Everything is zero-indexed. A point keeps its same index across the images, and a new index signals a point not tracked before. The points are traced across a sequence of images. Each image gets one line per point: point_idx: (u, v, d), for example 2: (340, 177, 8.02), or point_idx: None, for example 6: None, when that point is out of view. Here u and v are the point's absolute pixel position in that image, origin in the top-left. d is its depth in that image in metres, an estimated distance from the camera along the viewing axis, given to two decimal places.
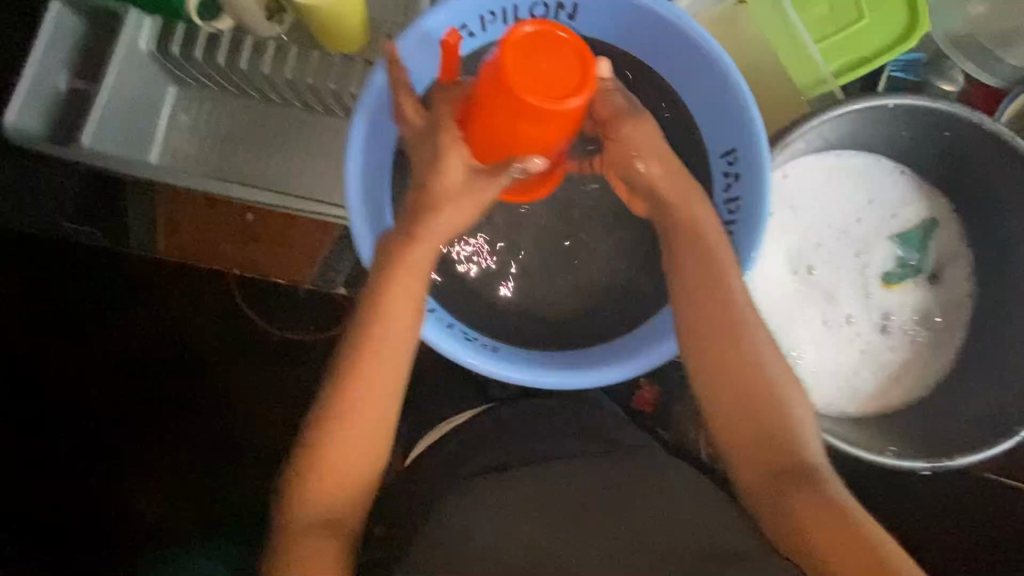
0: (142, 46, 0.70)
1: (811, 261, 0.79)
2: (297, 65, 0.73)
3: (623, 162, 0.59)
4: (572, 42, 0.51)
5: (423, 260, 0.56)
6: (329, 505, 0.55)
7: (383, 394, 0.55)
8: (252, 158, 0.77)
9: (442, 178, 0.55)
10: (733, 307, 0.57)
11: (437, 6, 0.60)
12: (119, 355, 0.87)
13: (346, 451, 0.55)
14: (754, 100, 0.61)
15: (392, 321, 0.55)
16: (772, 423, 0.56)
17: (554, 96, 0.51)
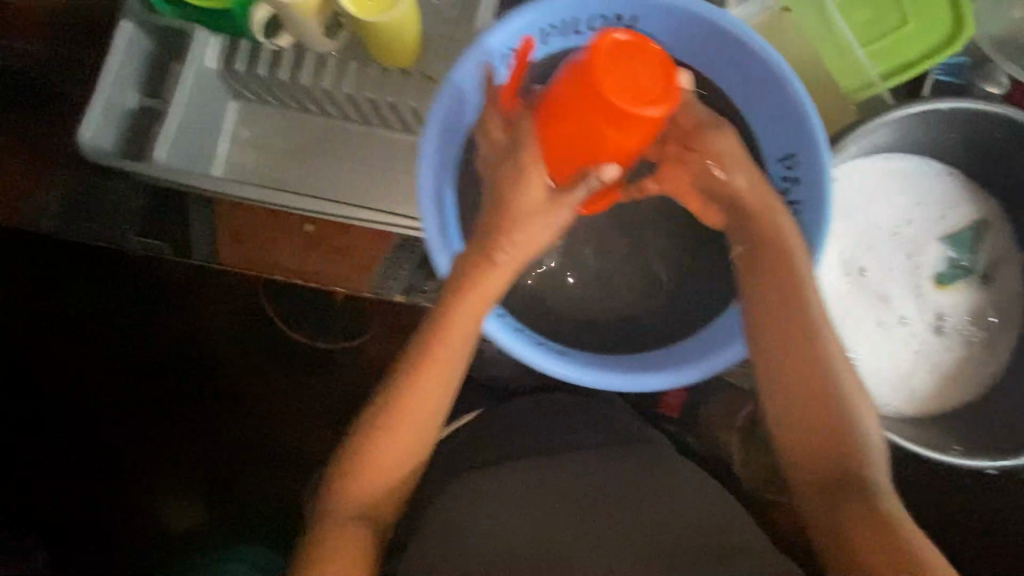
0: (211, 65, 0.73)
1: (863, 263, 0.75)
2: (355, 80, 0.76)
3: (704, 175, 0.61)
4: (659, 55, 0.54)
5: (495, 284, 0.58)
6: (369, 493, 0.61)
7: (434, 403, 0.60)
8: (306, 170, 0.79)
9: (524, 194, 0.57)
10: (803, 318, 0.57)
11: (500, 23, 0.62)
12: (194, 357, 0.99)
13: (394, 449, 0.60)
14: (814, 105, 0.60)
15: (450, 337, 0.58)
16: (840, 435, 0.56)
17: (638, 101, 0.53)
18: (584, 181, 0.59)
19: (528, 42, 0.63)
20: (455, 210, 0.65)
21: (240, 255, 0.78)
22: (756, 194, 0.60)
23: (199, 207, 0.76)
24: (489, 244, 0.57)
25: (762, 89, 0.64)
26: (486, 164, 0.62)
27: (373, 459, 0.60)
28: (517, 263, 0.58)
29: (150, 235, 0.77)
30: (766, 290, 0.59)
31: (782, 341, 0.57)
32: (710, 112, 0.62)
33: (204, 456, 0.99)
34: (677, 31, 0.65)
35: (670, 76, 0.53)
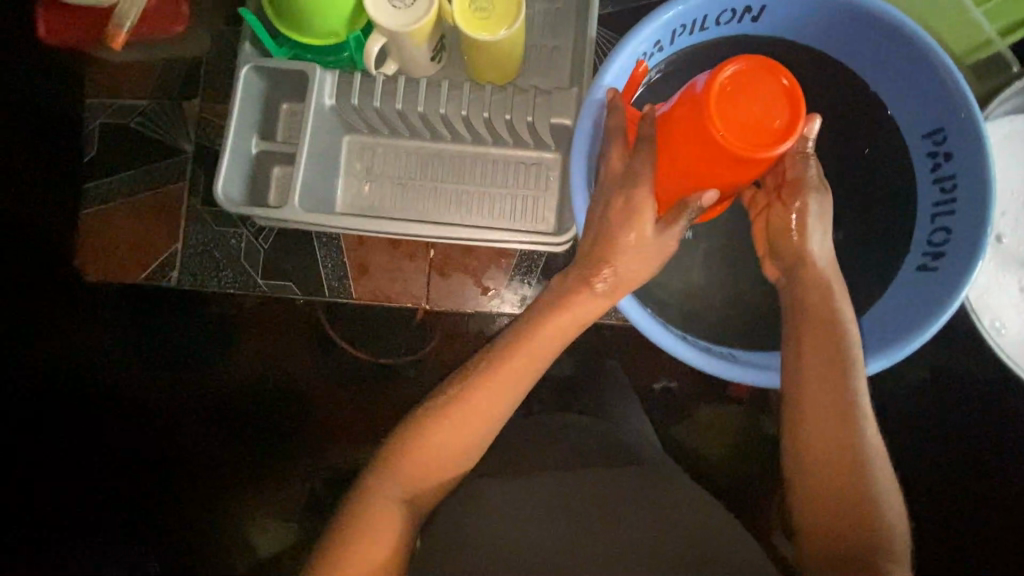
0: (327, 101, 0.72)
1: (999, 230, 0.74)
2: (470, 102, 0.75)
3: (784, 226, 0.59)
4: (782, 87, 0.51)
5: (589, 309, 0.58)
6: (411, 484, 0.54)
7: (501, 406, 0.56)
8: (425, 196, 0.78)
9: (647, 215, 0.56)
10: (845, 352, 0.53)
11: (637, 29, 0.60)
12: (238, 383, 0.83)
13: (449, 445, 0.55)
14: (966, 79, 0.59)
15: (533, 345, 0.56)
16: (850, 510, 0.51)
17: (756, 143, 0.51)
18: (685, 212, 0.55)
19: (639, 67, 0.60)
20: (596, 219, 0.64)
21: (370, 287, 0.78)
22: (822, 267, 0.57)
23: (326, 243, 0.78)
24: (600, 256, 0.57)
25: (907, 68, 0.62)
26: (606, 184, 0.59)
27: (425, 449, 0.55)
28: (619, 294, 0.58)
29: (277, 277, 0.78)
30: (810, 350, 0.54)
31: (817, 401, 0.53)
32: (817, 172, 0.58)
33: (201, 471, 0.83)
34: (814, 15, 0.63)
35: (793, 108, 0.51)
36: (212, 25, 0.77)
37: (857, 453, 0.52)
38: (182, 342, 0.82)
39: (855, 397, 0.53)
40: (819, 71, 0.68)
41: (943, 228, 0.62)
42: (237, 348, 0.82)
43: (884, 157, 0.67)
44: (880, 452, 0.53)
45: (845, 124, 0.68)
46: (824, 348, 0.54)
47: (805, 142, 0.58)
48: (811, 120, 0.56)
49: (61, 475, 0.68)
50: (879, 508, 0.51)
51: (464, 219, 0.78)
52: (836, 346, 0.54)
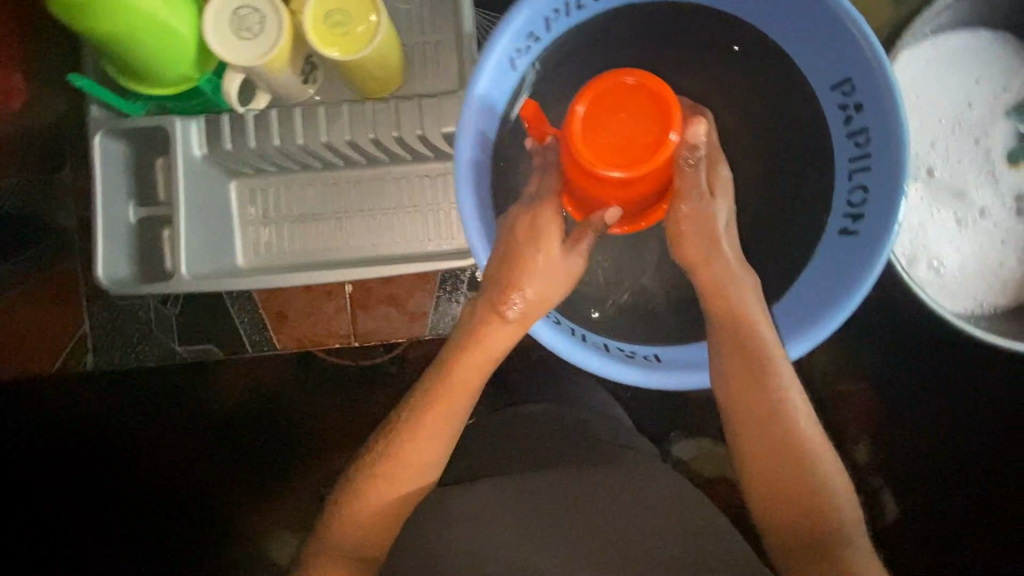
0: (197, 153, 0.67)
1: (930, 163, 0.70)
2: (353, 122, 0.68)
3: (686, 226, 0.55)
4: (645, 92, 0.51)
5: (503, 340, 0.55)
6: (357, 540, 0.52)
7: (438, 445, 0.55)
8: (331, 231, 0.74)
9: (543, 245, 0.55)
10: (762, 350, 0.52)
11: (501, 26, 0.54)
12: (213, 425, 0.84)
13: (389, 497, 0.54)
14: (866, 22, 0.53)
15: (455, 382, 0.55)
16: (797, 497, 0.50)
17: (636, 158, 0.51)
18: (590, 229, 0.56)
19: (527, 100, 0.58)
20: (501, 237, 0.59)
21: (293, 336, 0.75)
22: (729, 262, 0.55)
23: (237, 299, 0.75)
24: (508, 281, 0.54)
25: (805, 18, 0.57)
26: (517, 211, 0.57)
27: (365, 504, 0.53)
28: (531, 319, 0.55)
29: (196, 341, 0.76)
30: (728, 354, 0.53)
31: (740, 403, 0.52)
32: (707, 177, 0.56)
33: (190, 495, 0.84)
34: None
35: (666, 116, 0.51)
36: (69, 95, 0.73)
37: (797, 446, 0.51)
38: (149, 395, 0.80)
39: (784, 395, 0.51)
40: (714, 27, 0.62)
41: (862, 187, 0.58)
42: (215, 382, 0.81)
43: (795, 113, 0.63)
44: (816, 437, 0.52)
45: (751, 84, 0.63)
46: (738, 349, 0.53)
47: (696, 147, 0.55)
48: (695, 124, 0.54)
49: (61, 476, 0.77)
50: (830, 497, 0.50)
51: (377, 249, 0.74)
52: (754, 349, 0.52)
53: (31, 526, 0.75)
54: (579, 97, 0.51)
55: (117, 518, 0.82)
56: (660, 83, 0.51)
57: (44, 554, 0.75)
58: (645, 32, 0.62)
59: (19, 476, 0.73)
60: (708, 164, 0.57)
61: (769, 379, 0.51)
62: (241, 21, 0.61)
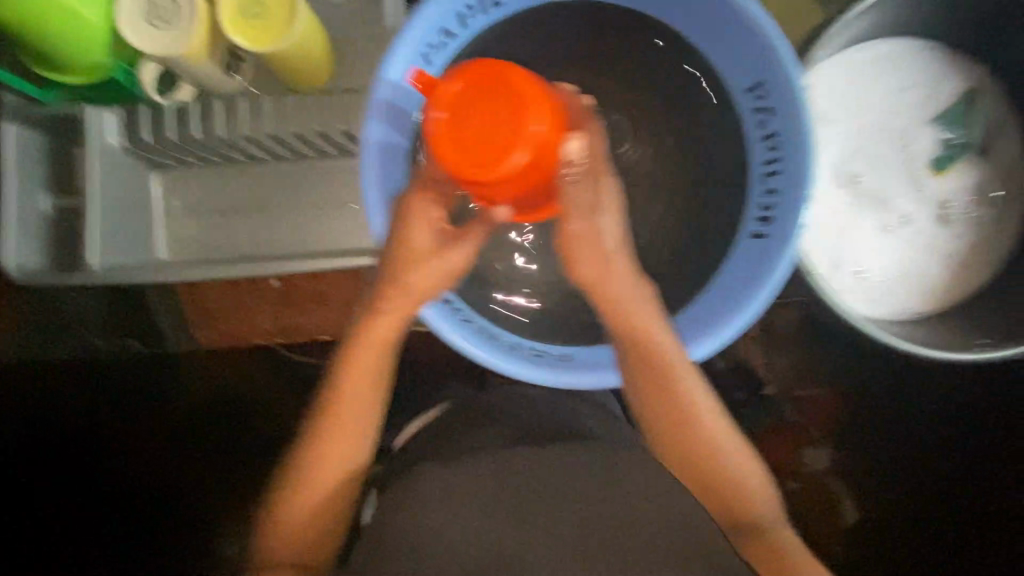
0: (113, 141, 0.66)
1: (854, 169, 0.70)
2: (275, 115, 0.67)
3: (571, 237, 0.54)
4: (499, 83, 0.46)
5: (388, 335, 0.54)
6: (293, 549, 0.52)
7: (354, 446, 0.54)
8: (256, 226, 0.73)
9: (409, 246, 0.52)
10: (664, 356, 0.54)
11: (410, 19, 0.53)
12: (165, 432, 0.80)
13: (312, 506, 0.53)
14: (777, 24, 0.53)
15: (359, 373, 0.54)
16: (726, 497, 0.55)
17: (498, 161, 0.46)
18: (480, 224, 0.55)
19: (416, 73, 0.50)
20: None
21: (218, 332, 0.77)
22: (624, 272, 0.55)
23: (161, 292, 0.75)
24: (388, 281, 0.53)
25: (717, 21, 0.57)
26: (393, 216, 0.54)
27: (290, 519, 0.52)
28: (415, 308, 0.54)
29: (114, 334, 0.75)
30: (632, 360, 0.54)
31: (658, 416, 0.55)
32: (592, 196, 0.54)
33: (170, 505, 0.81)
34: None
35: (525, 112, 0.46)
36: None
37: (715, 447, 0.55)
38: (99, 399, 0.78)
39: (693, 401, 0.55)
40: (633, 28, 0.62)
41: (773, 191, 0.58)
42: (168, 388, 0.79)
43: (714, 115, 0.62)
44: (738, 444, 0.56)
45: (670, 86, 0.63)
46: (641, 360, 0.54)
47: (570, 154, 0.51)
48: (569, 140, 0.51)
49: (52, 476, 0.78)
50: (747, 480, 0.56)
51: (303, 247, 0.73)
52: (659, 358, 0.54)
53: (30, 525, 0.78)
54: (437, 103, 0.46)
55: (118, 517, 0.80)
56: (515, 67, 0.46)
57: (38, 555, 0.79)
58: (565, 30, 0.62)
59: (19, 476, 0.77)
60: (591, 177, 0.54)
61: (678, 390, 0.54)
62: (156, 10, 0.60)
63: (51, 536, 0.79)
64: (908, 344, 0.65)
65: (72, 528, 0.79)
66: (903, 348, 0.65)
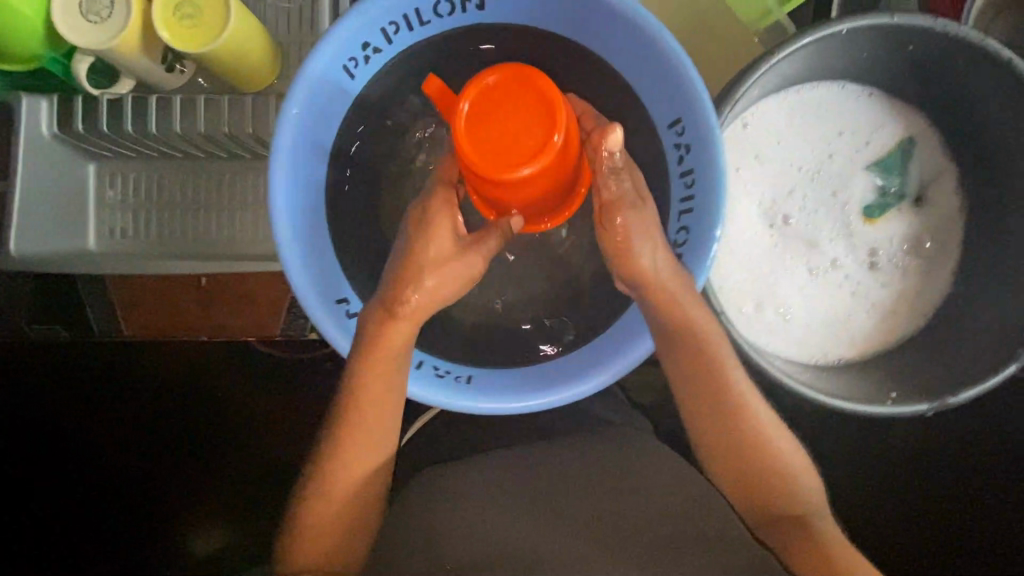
0: (45, 131, 0.67)
1: (786, 211, 0.70)
2: (209, 115, 0.67)
3: (609, 242, 0.58)
4: (535, 90, 0.51)
5: (402, 336, 0.56)
6: (319, 536, 0.59)
7: (374, 451, 0.59)
8: (188, 223, 0.73)
9: (431, 246, 0.57)
10: (707, 341, 0.59)
11: (328, 34, 0.54)
12: (150, 429, 0.92)
13: (336, 512, 0.59)
14: (690, 61, 0.54)
15: (379, 377, 0.56)
16: (762, 477, 0.61)
17: (521, 160, 0.50)
18: (493, 232, 0.57)
19: (431, 82, 0.56)
20: (329, 251, 0.60)
21: (142, 324, 0.78)
22: (658, 272, 0.56)
23: (89, 283, 0.76)
24: (400, 280, 0.56)
25: (642, 53, 0.57)
26: (415, 217, 0.58)
27: (311, 519, 0.59)
28: (422, 313, 0.57)
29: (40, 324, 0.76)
30: (678, 350, 0.59)
31: (708, 426, 0.61)
32: (635, 186, 0.58)
33: (160, 493, 0.93)
34: None
35: (552, 119, 0.50)
36: None
37: (760, 440, 0.61)
38: (85, 394, 0.90)
39: (742, 392, 0.61)
40: (561, 53, 0.62)
41: (686, 228, 0.58)
42: (128, 384, 0.91)
43: (637, 145, 0.62)
44: (783, 433, 0.63)
45: (597, 111, 0.63)
46: (696, 359, 0.60)
47: (614, 154, 0.56)
48: (615, 129, 0.54)
49: (51, 473, 0.92)
50: (791, 472, 0.62)
51: (229, 247, 0.73)
52: (712, 348, 0.59)
53: (32, 525, 0.93)
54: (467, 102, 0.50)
55: (113, 504, 0.93)
56: (544, 78, 0.51)
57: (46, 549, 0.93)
58: (494, 51, 0.62)
59: (21, 476, 0.92)
60: (629, 169, 0.59)
61: (727, 380, 0.60)
62: (88, 5, 0.61)
63: (51, 535, 0.93)
64: (839, 400, 0.62)
65: (70, 529, 0.93)
66: (836, 405, 0.62)
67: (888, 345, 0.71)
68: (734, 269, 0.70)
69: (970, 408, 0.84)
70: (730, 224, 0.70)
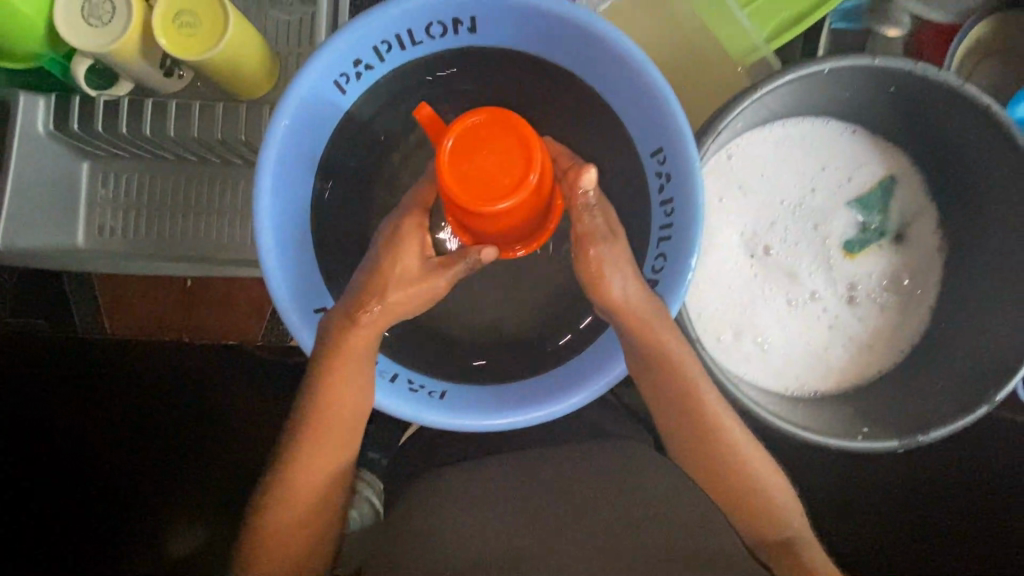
0: (40, 127, 0.68)
1: (767, 241, 0.71)
2: (203, 121, 0.68)
3: (583, 271, 0.58)
4: (515, 131, 0.52)
5: (364, 346, 0.56)
6: (283, 536, 0.59)
7: (335, 457, 0.59)
8: (176, 225, 0.74)
9: (398, 264, 0.57)
10: (678, 363, 0.59)
11: (319, 49, 0.55)
12: (135, 430, 0.90)
13: (298, 518, 0.59)
14: (672, 93, 0.55)
15: (344, 382, 0.56)
16: (743, 500, 0.63)
17: (497, 197, 0.51)
18: (461, 261, 0.57)
19: (422, 107, 0.57)
20: (311, 260, 0.61)
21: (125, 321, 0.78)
22: (632, 297, 0.57)
23: (75, 278, 0.76)
24: (365, 291, 0.56)
25: (626, 83, 0.59)
26: (384, 238, 0.58)
27: (276, 520, 0.59)
28: (385, 324, 0.57)
29: (24, 313, 0.78)
30: (654, 375, 0.60)
31: (685, 448, 0.62)
32: (606, 219, 0.59)
33: (146, 494, 0.90)
34: (522, 21, 0.59)
35: (529, 160, 0.51)
36: None
37: (738, 463, 0.63)
38: (72, 391, 0.88)
39: (719, 416, 0.61)
40: (549, 78, 0.63)
41: (663, 255, 0.59)
42: (115, 379, 0.88)
43: (621, 171, 0.63)
44: (760, 454, 0.64)
45: (583, 137, 0.65)
46: (670, 385, 0.60)
47: (589, 192, 0.56)
48: (588, 170, 0.55)
49: (46, 476, 0.89)
50: (769, 493, 0.64)
51: (215, 251, 0.74)
52: (684, 371, 0.59)
53: (30, 527, 0.89)
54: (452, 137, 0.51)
55: (105, 507, 0.90)
56: (524, 121, 0.52)
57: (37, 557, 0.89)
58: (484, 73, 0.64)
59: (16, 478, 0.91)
60: (602, 204, 0.59)
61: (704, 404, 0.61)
62: (90, 8, 0.62)
63: (50, 536, 0.90)
64: (813, 433, 0.62)
65: (70, 529, 0.90)
66: (812, 440, 0.62)
67: (865, 380, 0.71)
68: (713, 296, 0.70)
69: (950, 443, 0.84)
70: (712, 253, 0.70)
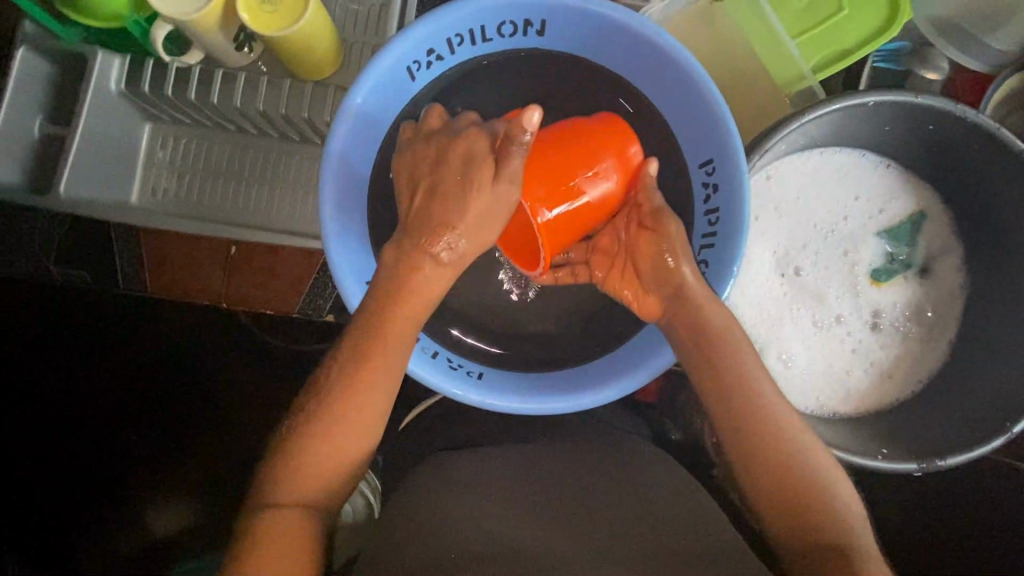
0: (113, 86, 0.70)
1: (798, 262, 0.73)
2: (269, 96, 0.71)
3: (654, 257, 0.60)
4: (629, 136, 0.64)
5: (429, 287, 0.55)
6: (314, 457, 0.52)
7: (385, 374, 0.54)
8: (227, 193, 0.77)
9: (473, 187, 0.55)
10: (725, 347, 0.56)
11: (398, 35, 0.58)
12: (151, 404, 0.93)
13: (337, 437, 0.52)
14: (727, 106, 0.58)
15: (407, 299, 0.54)
16: (784, 479, 0.53)
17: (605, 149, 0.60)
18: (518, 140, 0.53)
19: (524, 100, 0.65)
20: (363, 229, 0.63)
21: (165, 281, 0.80)
22: (697, 291, 0.57)
23: (122, 235, 0.79)
24: (442, 219, 0.55)
25: (683, 94, 0.62)
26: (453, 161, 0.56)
27: (314, 434, 0.52)
28: (460, 262, 0.56)
29: (68, 265, 0.80)
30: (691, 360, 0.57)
31: (737, 436, 0.54)
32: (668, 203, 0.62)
33: (146, 477, 0.93)
34: (590, 29, 0.62)
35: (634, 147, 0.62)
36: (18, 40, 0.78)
37: (782, 441, 0.54)
38: (96, 363, 0.92)
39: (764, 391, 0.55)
40: (608, 86, 0.66)
41: (705, 261, 0.62)
42: (140, 343, 0.91)
43: (669, 181, 0.66)
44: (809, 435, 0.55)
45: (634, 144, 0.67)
46: (706, 380, 0.56)
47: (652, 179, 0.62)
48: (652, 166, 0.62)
49: (51, 474, 0.93)
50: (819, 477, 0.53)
51: (262, 221, 0.76)
52: (734, 360, 0.56)
53: (32, 525, 0.94)
54: None
55: (106, 491, 0.93)
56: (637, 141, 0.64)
57: (43, 547, 0.94)
58: (547, 75, 0.67)
59: (19, 476, 0.93)
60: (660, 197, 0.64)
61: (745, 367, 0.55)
62: None
63: (50, 535, 0.94)
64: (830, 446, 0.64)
65: (66, 529, 0.94)
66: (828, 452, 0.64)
67: (882, 405, 0.73)
68: (744, 310, 0.73)
69: (953, 473, 0.86)
70: (743, 269, 0.73)
